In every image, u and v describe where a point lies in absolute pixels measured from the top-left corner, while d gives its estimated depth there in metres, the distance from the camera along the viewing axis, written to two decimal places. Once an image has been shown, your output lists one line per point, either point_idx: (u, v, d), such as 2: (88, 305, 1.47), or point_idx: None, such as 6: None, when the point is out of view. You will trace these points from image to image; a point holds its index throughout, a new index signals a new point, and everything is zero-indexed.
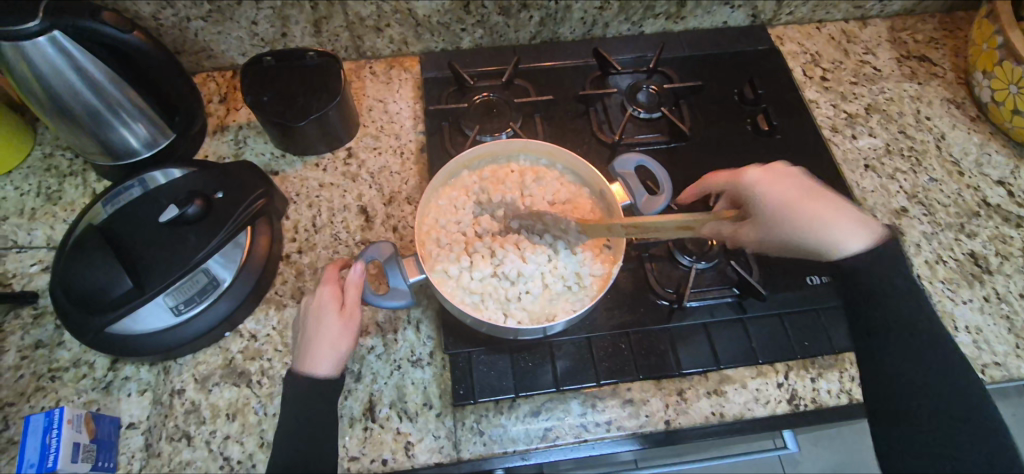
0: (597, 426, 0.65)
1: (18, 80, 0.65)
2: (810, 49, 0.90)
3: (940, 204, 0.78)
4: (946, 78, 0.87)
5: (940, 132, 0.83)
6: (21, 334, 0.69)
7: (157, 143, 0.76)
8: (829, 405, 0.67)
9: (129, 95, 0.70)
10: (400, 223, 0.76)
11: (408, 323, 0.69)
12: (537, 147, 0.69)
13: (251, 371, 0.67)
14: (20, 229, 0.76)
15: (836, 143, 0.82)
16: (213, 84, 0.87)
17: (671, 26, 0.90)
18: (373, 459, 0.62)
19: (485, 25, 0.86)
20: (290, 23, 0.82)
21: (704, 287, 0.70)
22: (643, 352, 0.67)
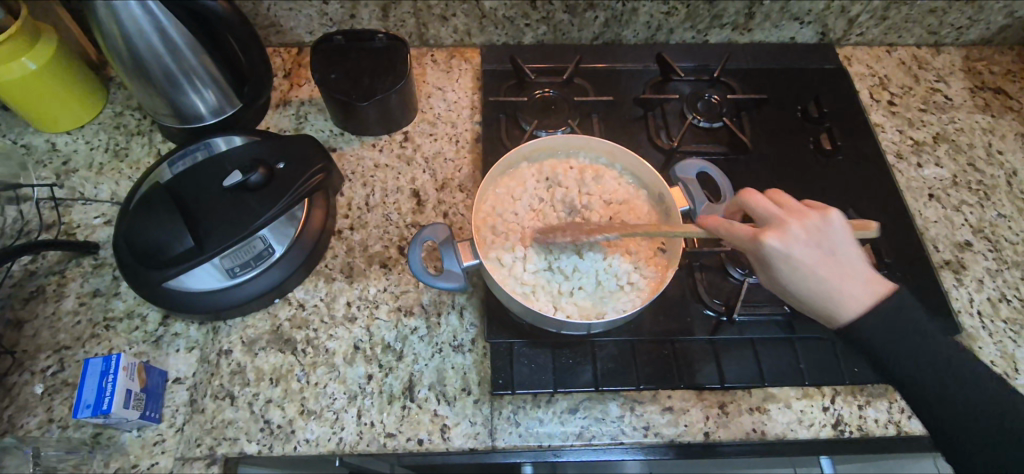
0: (635, 429, 0.64)
1: (104, 38, 0.68)
2: (879, 73, 0.88)
3: (1008, 241, 0.75)
4: (1022, 112, 0.84)
5: (1012, 168, 0.80)
6: (82, 282, 0.72)
7: (223, 111, 0.78)
8: (876, 435, 0.65)
9: (204, 62, 0.72)
10: (451, 210, 0.77)
11: (452, 308, 0.70)
12: (598, 145, 0.69)
13: (296, 339, 0.68)
14: (88, 182, 0.79)
15: (900, 169, 0.80)
16: (278, 58, 0.89)
17: (736, 37, 0.89)
18: (409, 438, 0.63)
19: (549, 22, 0.86)
20: (359, 5, 0.83)
21: (755, 303, 0.69)
22: (686, 361, 0.66)
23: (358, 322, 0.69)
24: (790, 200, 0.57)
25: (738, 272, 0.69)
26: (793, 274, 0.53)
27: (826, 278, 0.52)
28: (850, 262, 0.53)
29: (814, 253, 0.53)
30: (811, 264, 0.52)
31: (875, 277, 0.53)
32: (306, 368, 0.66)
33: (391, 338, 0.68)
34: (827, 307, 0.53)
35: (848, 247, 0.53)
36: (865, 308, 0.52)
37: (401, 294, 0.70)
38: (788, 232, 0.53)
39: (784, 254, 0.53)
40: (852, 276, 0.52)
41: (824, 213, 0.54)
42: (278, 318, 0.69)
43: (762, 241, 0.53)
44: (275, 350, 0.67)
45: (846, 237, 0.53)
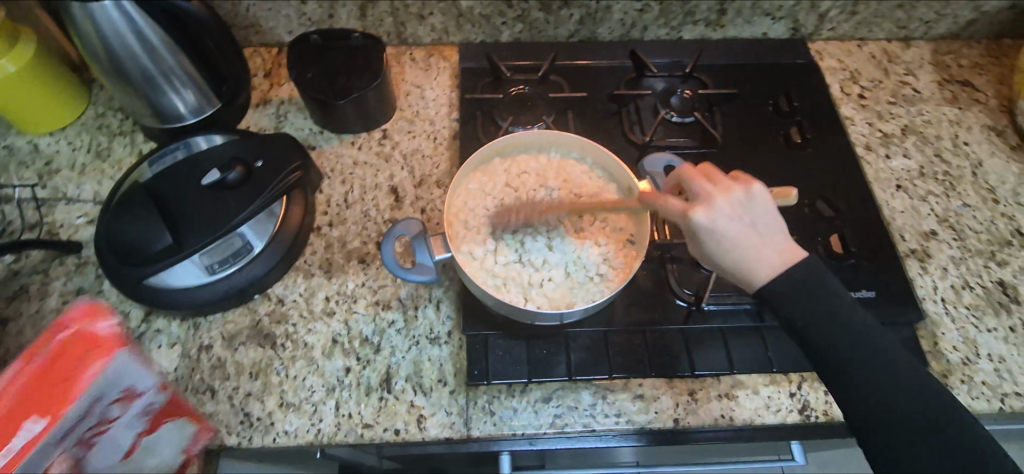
0: (607, 417, 0.66)
1: (83, 40, 0.69)
2: (850, 67, 0.90)
3: (972, 230, 0.77)
4: (988, 104, 0.86)
5: (977, 158, 0.82)
6: (65, 280, 0.73)
7: (203, 110, 0.79)
8: (841, 419, 0.67)
9: (182, 62, 0.73)
10: (429, 206, 0.78)
11: (429, 301, 0.71)
12: (569, 140, 0.71)
13: (277, 334, 0.69)
14: (71, 183, 0.80)
15: (868, 161, 0.82)
16: (259, 59, 0.90)
17: (710, 33, 0.90)
18: (386, 428, 0.64)
19: (525, 20, 0.87)
20: (337, 6, 0.84)
21: (724, 292, 0.70)
22: (657, 350, 0.68)
23: (336, 317, 0.70)
24: (722, 173, 0.59)
25: None
26: (721, 247, 0.56)
27: (748, 249, 0.55)
28: (769, 233, 0.56)
29: (739, 225, 0.55)
30: (736, 237, 0.55)
31: (791, 246, 0.56)
32: (285, 362, 0.67)
33: (368, 331, 0.69)
34: (748, 276, 0.56)
35: (767, 219, 0.56)
36: (779, 274, 0.54)
37: (379, 288, 0.72)
38: (715, 207, 0.55)
39: (711, 229, 0.55)
40: (770, 244, 0.55)
41: (748, 187, 0.56)
42: (259, 313, 0.70)
43: (692, 217, 0.55)
44: (255, 345, 0.68)
45: (769, 212, 0.56)
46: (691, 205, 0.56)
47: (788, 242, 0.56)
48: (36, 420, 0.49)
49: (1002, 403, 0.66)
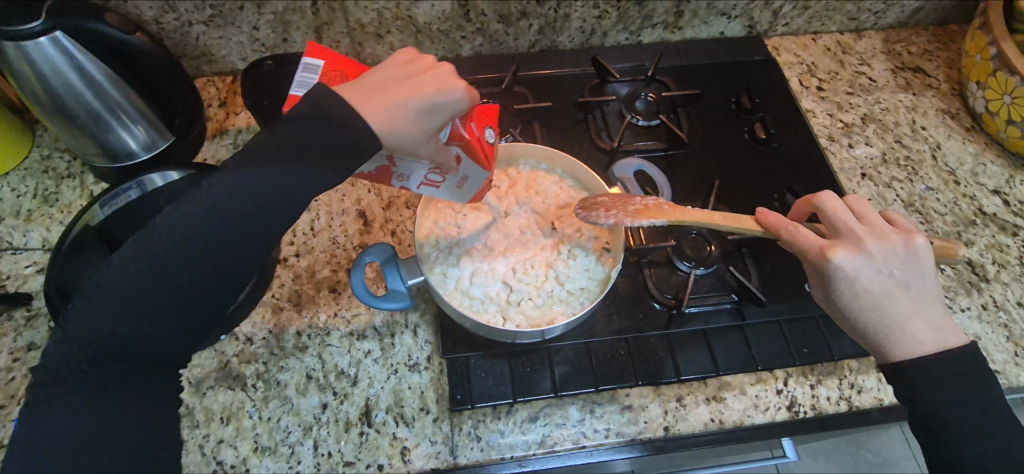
0: (596, 431, 0.64)
1: (19, 81, 0.65)
2: (807, 60, 0.91)
3: (937, 213, 0.78)
4: (940, 89, 0.89)
5: (935, 141, 0.84)
6: (14, 336, 0.68)
7: (156, 145, 0.75)
8: (829, 412, 0.66)
9: (130, 97, 0.70)
10: (399, 228, 0.76)
11: (405, 327, 0.69)
12: (537, 151, 0.70)
13: (246, 374, 0.66)
14: (15, 231, 0.75)
15: (832, 151, 0.83)
16: (213, 88, 0.87)
17: (669, 36, 0.91)
18: (369, 465, 0.62)
19: (485, 32, 0.86)
20: (291, 29, 0.82)
21: (702, 293, 0.70)
22: (642, 358, 0.67)
23: (309, 351, 0.67)
24: (881, 220, 0.57)
25: (685, 265, 0.71)
26: (858, 303, 0.54)
27: (894, 310, 0.53)
28: (921, 299, 0.54)
29: (890, 280, 0.53)
30: (882, 293, 0.53)
31: (946, 321, 0.54)
32: (258, 404, 0.64)
33: (344, 363, 0.67)
34: (881, 336, 0.54)
35: (920, 281, 0.54)
36: (921, 345, 0.53)
37: (352, 318, 0.69)
38: (864, 254, 0.54)
39: (853, 277, 0.53)
40: (921, 312, 0.54)
41: (914, 241, 0.55)
42: (226, 354, 0.67)
43: (838, 260, 0.53)
44: (225, 388, 0.65)
45: (928, 275, 0.55)
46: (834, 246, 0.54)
47: (943, 315, 0.54)
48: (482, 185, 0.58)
49: None
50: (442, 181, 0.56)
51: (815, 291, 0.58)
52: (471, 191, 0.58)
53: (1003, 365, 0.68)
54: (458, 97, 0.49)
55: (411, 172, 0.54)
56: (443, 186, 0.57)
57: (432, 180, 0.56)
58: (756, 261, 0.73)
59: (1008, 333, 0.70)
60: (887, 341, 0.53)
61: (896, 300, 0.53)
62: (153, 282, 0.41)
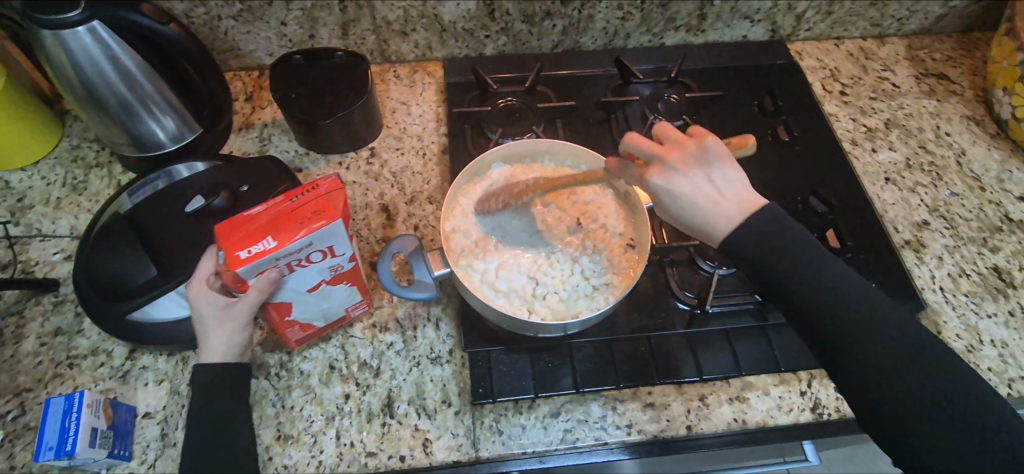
0: (617, 428, 0.64)
1: (55, 71, 0.66)
2: (829, 65, 0.91)
3: (962, 218, 0.78)
4: (965, 95, 0.88)
5: (960, 148, 0.84)
6: (42, 321, 0.69)
7: (183, 137, 0.76)
8: (853, 415, 0.66)
9: (159, 87, 0.70)
10: (422, 222, 0.76)
11: (428, 320, 0.69)
12: (563, 148, 0.70)
13: (269, 363, 0.66)
14: (45, 218, 0.76)
15: (856, 155, 0.83)
16: (239, 82, 0.88)
17: (691, 38, 0.91)
18: (391, 456, 0.62)
19: (509, 32, 0.87)
20: (318, 25, 0.83)
21: (726, 293, 0.69)
22: (664, 356, 0.67)
23: (332, 342, 0.68)
24: (675, 132, 0.58)
25: (709, 264, 0.70)
26: (684, 208, 0.55)
27: (704, 205, 0.54)
28: (724, 190, 0.55)
29: (698, 180, 0.55)
30: (689, 192, 0.55)
31: (753, 196, 0.55)
32: (281, 392, 0.65)
33: (367, 355, 0.67)
34: (705, 230, 0.55)
35: (728, 173, 0.55)
36: (739, 225, 0.54)
37: (375, 310, 0.70)
38: (669, 168, 0.56)
39: (669, 191, 0.55)
40: (728, 198, 0.54)
41: (704, 138, 0.56)
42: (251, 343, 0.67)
43: (649, 180, 0.56)
44: None
45: (727, 162, 0.55)
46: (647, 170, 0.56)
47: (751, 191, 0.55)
48: (270, 240, 0.54)
49: (1010, 389, 0.66)
50: (313, 258, 0.56)
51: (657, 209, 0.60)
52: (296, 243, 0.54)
53: None
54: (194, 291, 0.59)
55: (322, 268, 0.58)
56: (320, 243, 0.55)
57: (318, 257, 0.57)
58: None
59: None
60: (711, 238, 0.55)
61: (704, 194, 0.55)
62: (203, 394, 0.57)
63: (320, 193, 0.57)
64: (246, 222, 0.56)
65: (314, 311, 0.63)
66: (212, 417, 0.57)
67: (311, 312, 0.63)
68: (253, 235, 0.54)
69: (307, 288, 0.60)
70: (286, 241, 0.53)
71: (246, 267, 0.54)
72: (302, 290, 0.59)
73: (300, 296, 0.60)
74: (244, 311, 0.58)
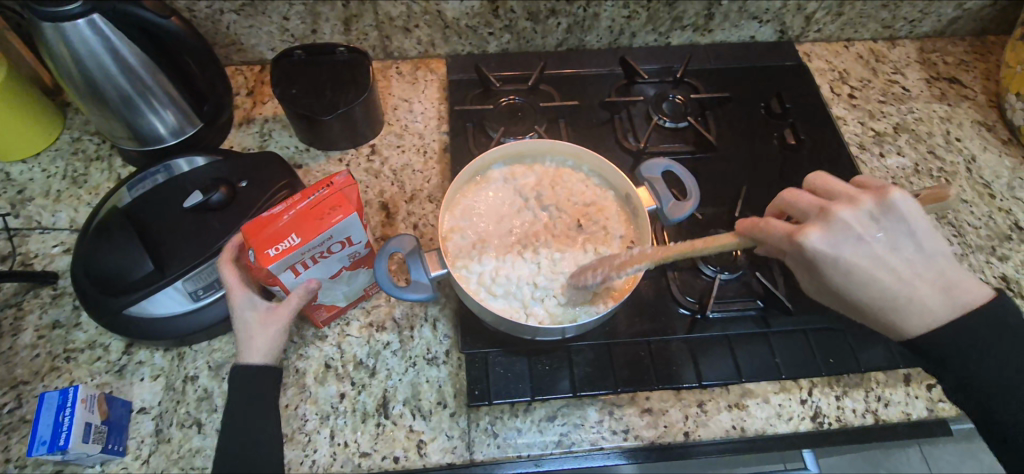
0: (614, 434, 0.63)
1: (56, 63, 0.66)
2: (839, 67, 0.90)
3: (971, 226, 0.76)
4: (977, 100, 0.87)
5: (970, 154, 0.82)
6: (39, 314, 0.69)
7: (183, 131, 0.75)
8: (854, 425, 0.65)
9: (160, 81, 0.70)
10: (421, 221, 0.76)
11: (425, 320, 0.69)
12: (565, 149, 0.69)
13: None
14: (45, 211, 0.76)
15: (863, 160, 0.82)
16: (241, 77, 0.87)
17: (698, 38, 0.90)
18: (385, 456, 0.61)
19: (513, 30, 0.86)
20: (320, 20, 0.82)
21: (727, 299, 0.69)
22: (663, 362, 0.66)
23: (328, 340, 0.67)
24: (840, 185, 0.57)
25: (711, 269, 0.69)
26: (845, 274, 0.54)
27: (893, 280, 0.53)
28: (917, 262, 0.54)
29: (877, 246, 0.53)
30: (872, 263, 0.53)
31: (954, 271, 0.54)
32: None
33: (363, 354, 0.67)
34: (890, 309, 0.54)
35: (919, 241, 0.54)
36: (942, 307, 0.53)
37: (372, 309, 0.69)
38: (837, 230, 0.53)
39: (835, 256, 0.53)
40: (922, 275, 0.54)
41: (886, 196, 0.54)
42: None
43: (807, 243, 0.53)
44: None
45: (919, 229, 0.54)
46: (804, 226, 0.54)
47: (948, 265, 0.54)
48: (295, 237, 0.54)
49: None
50: (334, 250, 0.57)
51: (805, 276, 0.58)
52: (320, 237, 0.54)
53: None
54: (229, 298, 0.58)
55: (342, 256, 0.59)
56: (340, 235, 0.56)
57: (336, 249, 0.58)
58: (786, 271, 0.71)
59: None
60: (901, 324, 0.54)
61: (902, 271, 0.53)
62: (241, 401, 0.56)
63: (335, 188, 0.57)
64: (267, 221, 0.56)
65: (337, 295, 0.64)
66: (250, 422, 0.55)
67: (333, 295, 0.64)
68: (278, 231, 0.55)
69: (326, 276, 0.61)
70: (309, 236, 0.54)
71: (277, 263, 0.54)
72: (325, 276, 0.61)
73: (324, 283, 0.61)
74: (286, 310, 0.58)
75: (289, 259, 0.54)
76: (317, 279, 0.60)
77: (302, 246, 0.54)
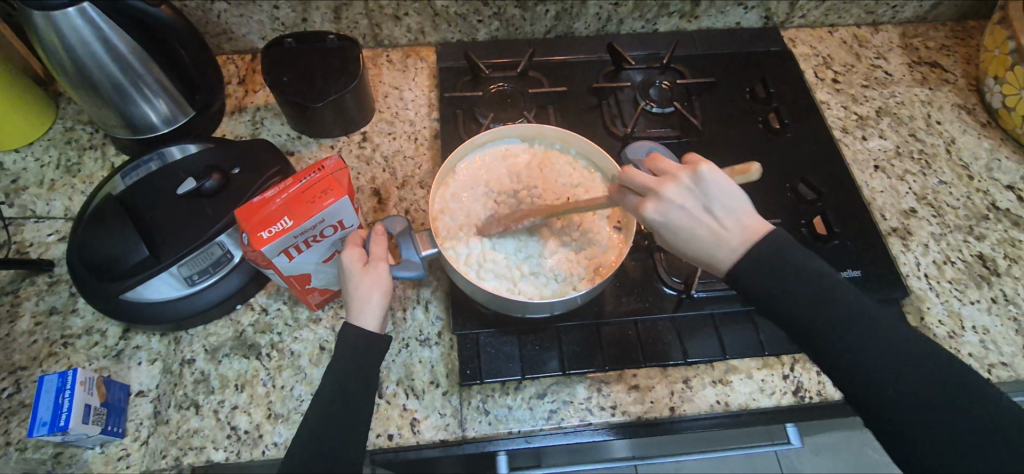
0: (602, 410, 0.65)
1: (47, 51, 0.66)
2: (823, 52, 0.91)
3: (949, 206, 0.78)
4: (957, 84, 0.88)
5: (950, 136, 0.84)
6: (36, 301, 0.70)
7: (176, 119, 0.76)
8: (835, 399, 0.67)
9: (152, 70, 0.70)
10: (413, 206, 0.77)
11: (417, 302, 0.70)
12: (552, 133, 0.71)
13: (261, 343, 0.68)
14: (39, 199, 0.77)
15: (846, 143, 0.83)
16: (232, 66, 0.88)
17: (685, 25, 0.91)
18: (379, 434, 0.63)
19: (502, 17, 0.87)
20: (310, 9, 0.83)
21: (711, 278, 0.70)
22: (650, 340, 0.68)
23: (322, 323, 0.69)
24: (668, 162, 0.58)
25: None
26: (681, 233, 0.56)
27: (707, 237, 0.55)
28: (710, 219, 0.55)
29: (692, 209, 0.56)
30: (692, 225, 0.56)
31: (753, 222, 0.55)
32: (272, 372, 0.67)
33: None
34: (711, 265, 0.57)
35: (719, 200, 0.55)
36: (741, 253, 0.54)
37: None
38: (662, 201, 0.56)
39: (662, 222, 0.56)
40: (729, 226, 0.55)
41: (696, 167, 0.56)
42: (242, 324, 0.69)
43: (643, 215, 0.57)
44: (240, 356, 0.67)
45: (726, 187, 0.55)
46: (641, 202, 0.57)
47: (754, 219, 0.55)
48: (286, 220, 0.55)
49: (990, 374, 0.67)
50: (326, 233, 0.58)
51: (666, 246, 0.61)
52: (311, 220, 0.55)
53: (1011, 358, 0.68)
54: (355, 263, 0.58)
55: (335, 240, 0.61)
56: (333, 219, 0.57)
57: (327, 232, 0.59)
58: None
59: (1017, 326, 0.70)
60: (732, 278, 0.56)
61: (711, 227, 0.55)
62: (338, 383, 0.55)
63: (326, 172, 0.58)
64: (261, 205, 0.57)
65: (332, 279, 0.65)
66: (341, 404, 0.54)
67: (329, 279, 0.65)
68: (271, 215, 0.55)
69: (320, 260, 0.62)
70: (299, 219, 0.55)
71: (269, 246, 0.55)
72: (318, 260, 0.62)
73: (318, 267, 0.62)
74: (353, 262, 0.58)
75: (281, 242, 0.55)
76: (311, 263, 0.61)
77: (294, 230, 0.55)
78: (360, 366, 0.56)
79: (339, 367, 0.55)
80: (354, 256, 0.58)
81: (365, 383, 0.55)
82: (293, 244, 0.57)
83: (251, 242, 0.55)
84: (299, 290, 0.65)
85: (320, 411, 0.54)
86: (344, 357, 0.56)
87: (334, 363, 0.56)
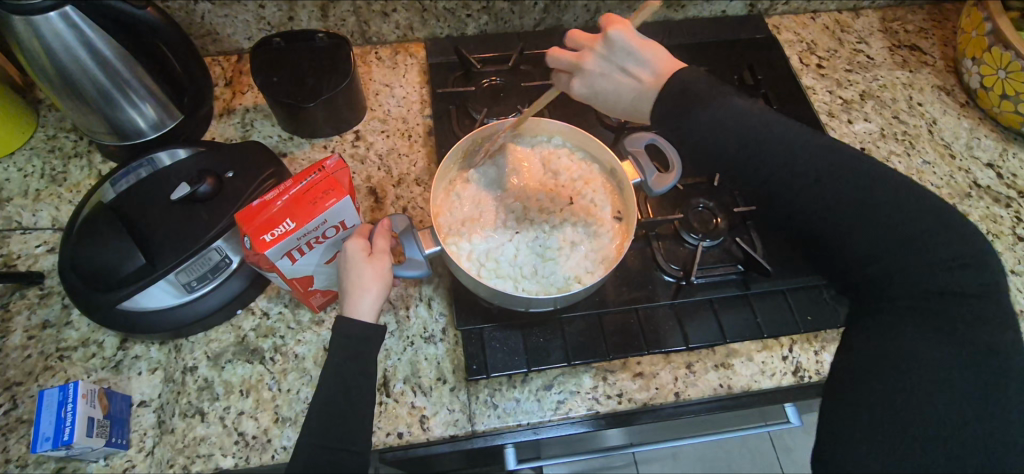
0: (608, 398, 0.66)
1: (29, 58, 0.64)
2: (807, 38, 0.93)
3: (933, 185, 0.81)
4: (936, 66, 0.91)
5: (931, 117, 0.86)
6: (28, 315, 0.68)
7: (164, 124, 0.74)
8: (832, 377, 0.69)
9: (138, 74, 0.68)
10: (410, 204, 0.77)
11: (419, 300, 0.70)
12: (550, 126, 0.71)
13: (264, 348, 0.68)
14: (25, 211, 0.75)
15: (833, 127, 0.85)
16: (218, 67, 0.86)
17: (672, 14, 0.92)
18: (389, 433, 0.63)
19: (490, 11, 0.87)
20: (297, 7, 0.81)
21: (709, 265, 0.72)
22: (651, 327, 0.68)
23: (325, 325, 0.69)
24: (586, 35, 0.61)
25: (692, 237, 0.72)
26: (714, 111, 0.53)
27: (628, 93, 0.58)
28: (627, 79, 0.58)
29: (612, 72, 0.59)
30: (614, 86, 0.58)
31: (666, 66, 0.56)
32: (277, 376, 0.66)
33: None
34: (634, 115, 0.59)
35: (635, 57, 0.57)
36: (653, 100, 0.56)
37: None
38: (588, 73, 0.60)
39: (589, 92, 0.60)
40: (645, 75, 0.57)
41: (607, 31, 0.58)
42: (243, 329, 0.69)
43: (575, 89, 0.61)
44: (243, 361, 0.67)
45: (635, 45, 0.57)
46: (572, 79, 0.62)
47: (668, 60, 0.57)
48: (289, 223, 0.54)
49: None
50: (328, 234, 0.58)
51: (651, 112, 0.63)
52: (315, 221, 0.55)
53: None
54: (353, 251, 0.58)
55: (337, 241, 0.60)
56: (335, 219, 0.57)
57: (329, 233, 0.58)
58: (761, 233, 0.74)
59: None
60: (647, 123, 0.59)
61: (632, 82, 0.57)
62: (341, 377, 0.55)
63: (327, 173, 0.57)
64: (262, 208, 0.56)
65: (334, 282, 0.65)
66: (347, 401, 0.54)
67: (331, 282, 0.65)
68: (273, 217, 0.55)
69: (323, 261, 0.61)
70: (302, 220, 0.54)
71: (272, 249, 0.55)
72: (320, 262, 0.61)
73: (320, 270, 0.62)
74: (350, 249, 0.58)
75: (284, 245, 0.55)
76: (314, 265, 0.61)
77: (297, 232, 0.54)
78: (365, 363, 0.56)
79: (343, 365, 0.55)
80: (356, 246, 0.58)
81: (368, 379, 0.56)
82: (296, 245, 0.56)
83: (254, 246, 0.55)
84: (301, 293, 0.65)
85: (326, 407, 0.54)
86: (347, 351, 0.55)
87: (336, 358, 0.55)
